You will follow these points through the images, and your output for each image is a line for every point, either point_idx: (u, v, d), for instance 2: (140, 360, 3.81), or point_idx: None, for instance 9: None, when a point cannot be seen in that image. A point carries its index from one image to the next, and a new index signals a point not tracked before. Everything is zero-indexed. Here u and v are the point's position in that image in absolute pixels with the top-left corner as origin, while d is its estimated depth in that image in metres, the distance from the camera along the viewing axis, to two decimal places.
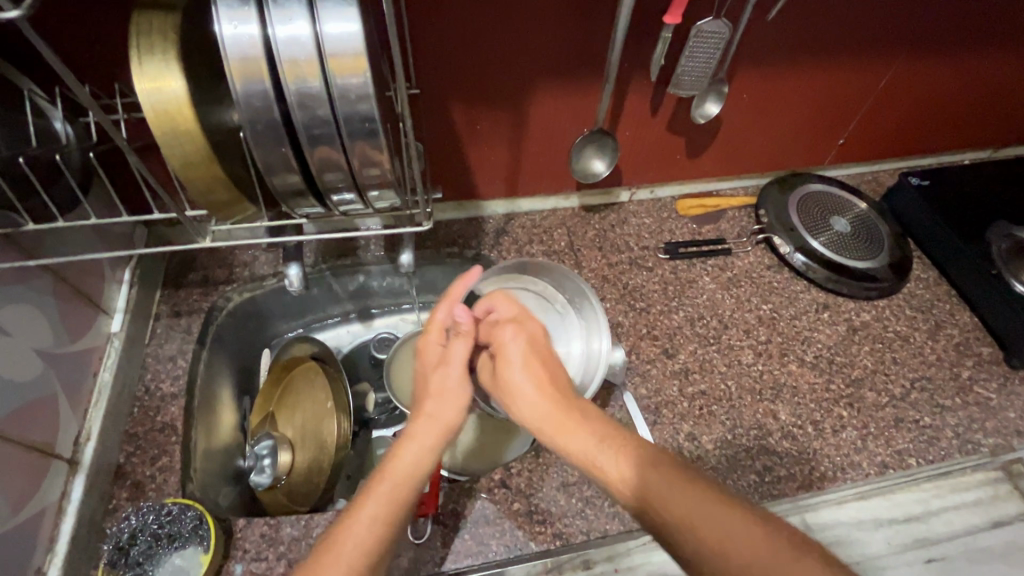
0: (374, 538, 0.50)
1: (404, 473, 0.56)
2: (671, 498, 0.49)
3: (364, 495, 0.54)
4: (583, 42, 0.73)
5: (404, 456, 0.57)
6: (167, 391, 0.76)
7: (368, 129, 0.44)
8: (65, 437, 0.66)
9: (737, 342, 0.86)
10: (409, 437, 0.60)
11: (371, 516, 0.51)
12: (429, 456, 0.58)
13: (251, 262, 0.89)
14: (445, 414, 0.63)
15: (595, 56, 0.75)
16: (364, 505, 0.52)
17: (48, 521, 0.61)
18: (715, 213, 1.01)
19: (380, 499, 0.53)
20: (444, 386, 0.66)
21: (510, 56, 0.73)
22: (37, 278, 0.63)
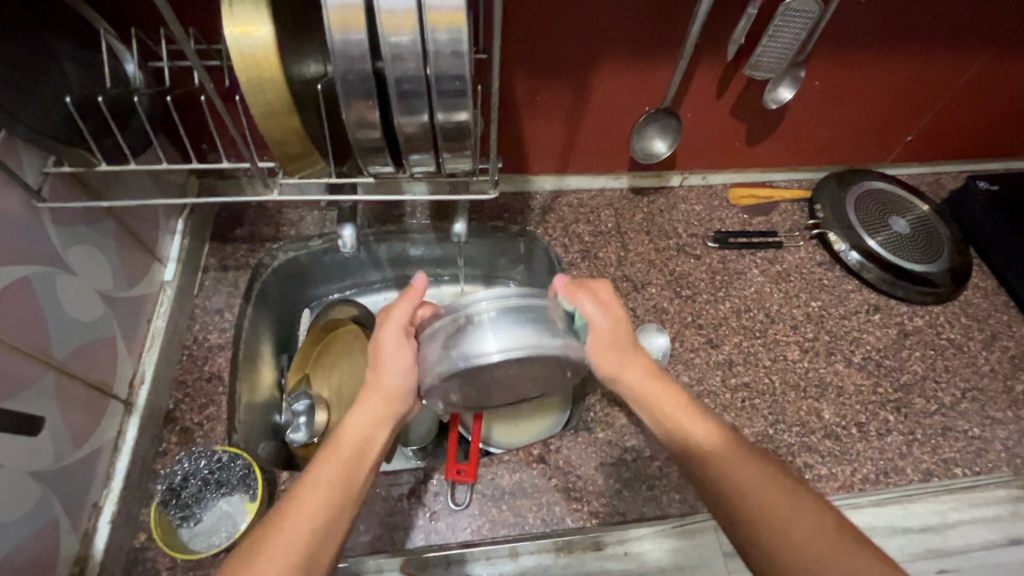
0: (324, 509, 0.50)
1: (353, 441, 0.55)
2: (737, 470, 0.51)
3: (310, 472, 0.53)
4: (660, 17, 0.70)
5: (352, 427, 0.56)
6: (214, 342, 0.77)
7: (459, 87, 0.43)
8: (122, 378, 0.67)
9: (784, 338, 0.85)
10: (352, 412, 0.57)
11: (320, 495, 0.51)
12: (373, 424, 0.57)
13: (298, 222, 0.89)
14: (398, 388, 0.59)
15: (670, 32, 0.72)
16: (314, 479, 0.52)
17: (105, 459, 0.63)
18: (767, 205, 0.98)
19: (326, 478, 0.52)
20: (394, 364, 0.59)
21: (585, 26, 0.70)
22: (101, 218, 0.64)
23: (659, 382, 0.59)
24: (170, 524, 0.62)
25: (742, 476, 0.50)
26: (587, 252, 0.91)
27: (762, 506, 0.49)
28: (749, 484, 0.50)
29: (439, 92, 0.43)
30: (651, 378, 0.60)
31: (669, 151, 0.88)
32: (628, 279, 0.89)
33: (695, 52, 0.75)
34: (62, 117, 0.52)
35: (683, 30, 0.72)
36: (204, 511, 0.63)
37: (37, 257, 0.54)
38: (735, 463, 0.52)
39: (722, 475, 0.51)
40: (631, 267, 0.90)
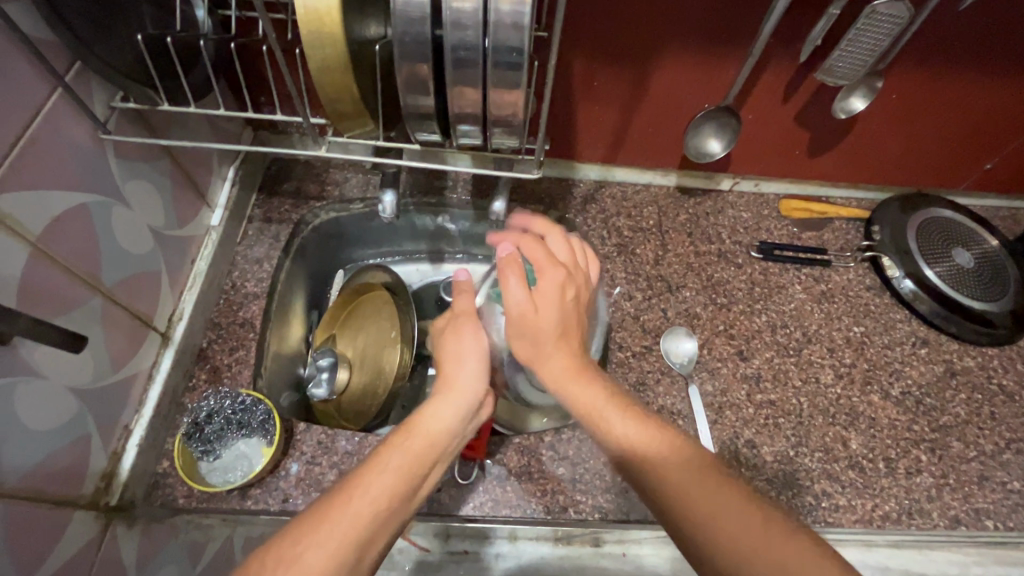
0: (394, 498, 0.45)
1: (434, 431, 0.52)
2: (681, 478, 0.44)
3: (388, 451, 0.49)
4: (733, 11, 0.67)
5: (434, 414, 0.53)
6: (251, 290, 0.80)
7: (515, 59, 0.42)
8: (163, 312, 0.70)
9: (819, 360, 0.81)
10: (437, 401, 0.54)
11: (390, 483, 0.46)
12: (452, 426, 0.53)
13: (342, 183, 0.91)
14: (473, 382, 0.57)
15: (741, 27, 0.69)
16: (389, 463, 0.47)
17: (139, 386, 0.66)
18: (820, 221, 0.94)
19: (401, 466, 0.48)
20: (459, 352, 0.58)
21: (654, 12, 0.67)
22: (158, 157, 0.66)
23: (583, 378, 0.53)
24: (192, 456, 0.65)
25: (686, 479, 0.44)
26: (624, 247, 0.89)
27: (718, 529, 0.41)
28: (693, 506, 0.43)
29: (494, 62, 0.42)
30: (572, 375, 0.53)
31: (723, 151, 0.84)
32: (662, 279, 0.87)
33: (766, 50, 0.71)
34: (132, 55, 0.54)
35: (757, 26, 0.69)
36: (224, 448, 0.66)
37: (97, 187, 0.56)
38: (697, 483, 0.44)
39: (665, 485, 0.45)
40: (667, 267, 0.88)
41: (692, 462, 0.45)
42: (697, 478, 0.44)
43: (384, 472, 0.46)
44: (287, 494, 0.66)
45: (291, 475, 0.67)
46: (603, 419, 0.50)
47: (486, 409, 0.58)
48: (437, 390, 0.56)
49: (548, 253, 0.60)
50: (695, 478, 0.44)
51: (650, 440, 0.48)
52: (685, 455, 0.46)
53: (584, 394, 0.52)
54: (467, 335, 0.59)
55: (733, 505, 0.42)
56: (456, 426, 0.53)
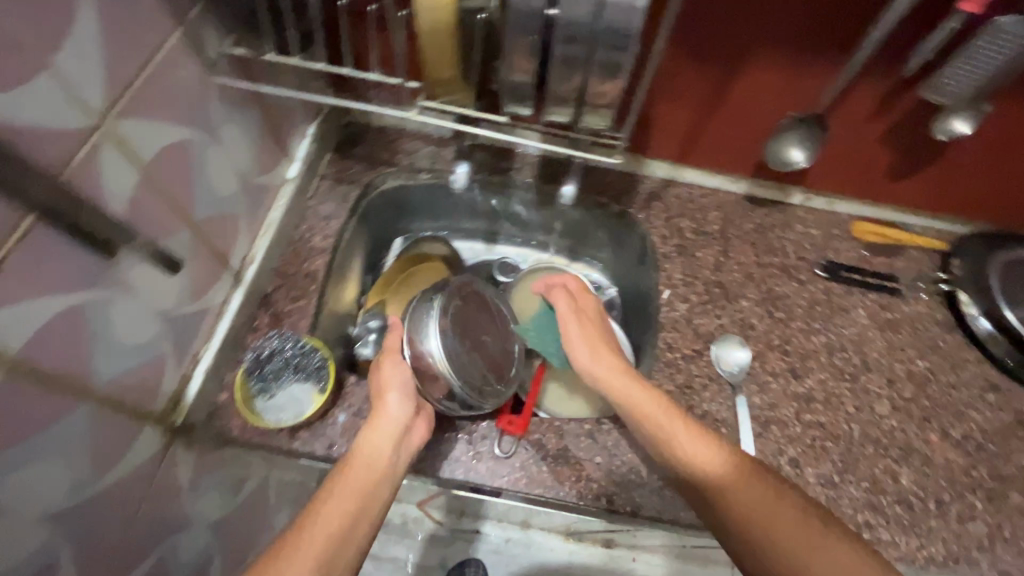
0: (346, 523, 0.52)
1: (372, 461, 0.58)
2: (744, 495, 0.56)
3: (332, 487, 0.54)
4: (841, 17, 0.64)
5: (370, 444, 0.59)
6: (316, 244, 0.83)
7: (626, 39, 0.42)
8: (238, 253, 0.73)
9: (877, 390, 0.78)
10: (371, 433, 0.60)
11: (340, 509, 0.52)
12: (389, 454, 0.59)
13: (413, 153, 0.92)
14: (403, 413, 0.63)
15: (844, 35, 0.67)
16: (333, 496, 0.53)
17: (209, 319, 0.69)
18: (895, 247, 0.90)
19: (347, 496, 0.54)
20: (386, 385, 0.64)
21: (755, 11, 0.66)
22: (253, 106, 0.69)
23: (667, 412, 0.63)
24: (249, 392, 0.69)
25: (755, 501, 0.55)
26: (684, 248, 0.88)
27: (784, 540, 0.52)
28: (752, 507, 0.55)
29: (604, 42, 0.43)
30: (621, 370, 0.68)
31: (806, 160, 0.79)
32: (720, 286, 0.85)
33: (867, 62, 0.68)
34: None
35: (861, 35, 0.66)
36: (279, 388, 0.70)
37: (198, 124, 0.59)
38: (772, 504, 0.55)
39: (731, 503, 0.56)
40: (726, 274, 0.86)
41: (751, 471, 0.57)
42: (767, 501, 0.55)
43: (337, 496, 0.53)
44: (332, 441, 0.69)
45: (337, 424, 0.70)
46: (684, 438, 0.61)
47: (420, 429, 0.64)
48: (369, 421, 0.62)
49: (592, 307, 0.79)
50: (761, 496, 0.55)
51: (709, 455, 0.59)
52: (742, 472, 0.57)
53: (645, 402, 0.64)
54: (393, 366, 0.64)
55: (783, 505, 0.55)
56: (392, 450, 0.60)
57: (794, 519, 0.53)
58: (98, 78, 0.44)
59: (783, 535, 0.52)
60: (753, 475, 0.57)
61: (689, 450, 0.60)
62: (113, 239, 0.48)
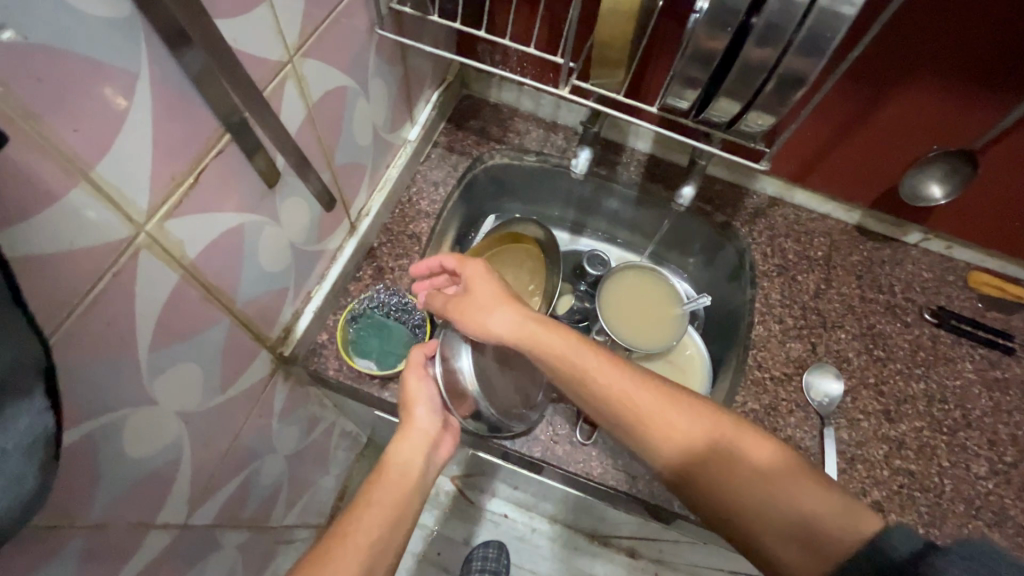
0: (382, 527, 0.55)
1: (404, 470, 0.61)
2: (716, 478, 0.52)
3: (365, 497, 0.57)
4: (1020, 59, 0.61)
5: (402, 452, 0.62)
6: (424, 208, 0.85)
7: (825, 42, 0.43)
8: (359, 204, 0.76)
9: (976, 449, 0.74)
10: (405, 439, 0.63)
11: (376, 514, 0.56)
12: (420, 461, 0.62)
13: (523, 133, 0.94)
14: (432, 426, 0.64)
15: (1019, 79, 0.63)
16: (367, 505, 0.56)
17: (325, 262, 0.72)
18: (1014, 304, 0.84)
19: (380, 505, 0.57)
20: (417, 397, 0.65)
21: (928, 39, 0.63)
22: (397, 66, 0.72)
23: (646, 391, 0.56)
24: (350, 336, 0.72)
25: (736, 484, 0.51)
26: (785, 269, 0.86)
27: (772, 525, 0.48)
28: (738, 489, 0.51)
29: (801, 45, 0.44)
30: (606, 364, 0.57)
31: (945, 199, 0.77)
32: (818, 314, 0.82)
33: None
34: None
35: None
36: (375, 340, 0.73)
37: (357, 75, 0.62)
38: (748, 486, 0.50)
39: (708, 486, 0.52)
40: (826, 303, 0.83)
41: (707, 438, 0.53)
42: (738, 482, 0.51)
43: (369, 509, 0.56)
44: None
45: None
46: (655, 416, 0.54)
47: (446, 444, 0.66)
48: (398, 432, 0.64)
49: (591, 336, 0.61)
50: (738, 483, 0.51)
51: (668, 425, 0.54)
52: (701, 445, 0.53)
53: (611, 384, 0.56)
54: (420, 383, 0.65)
55: (760, 480, 0.50)
56: (420, 465, 0.62)
57: (763, 481, 0.50)
58: (298, 15, 0.47)
59: (768, 512, 0.49)
60: (730, 446, 0.52)
61: (659, 441, 0.54)
62: (275, 168, 0.51)
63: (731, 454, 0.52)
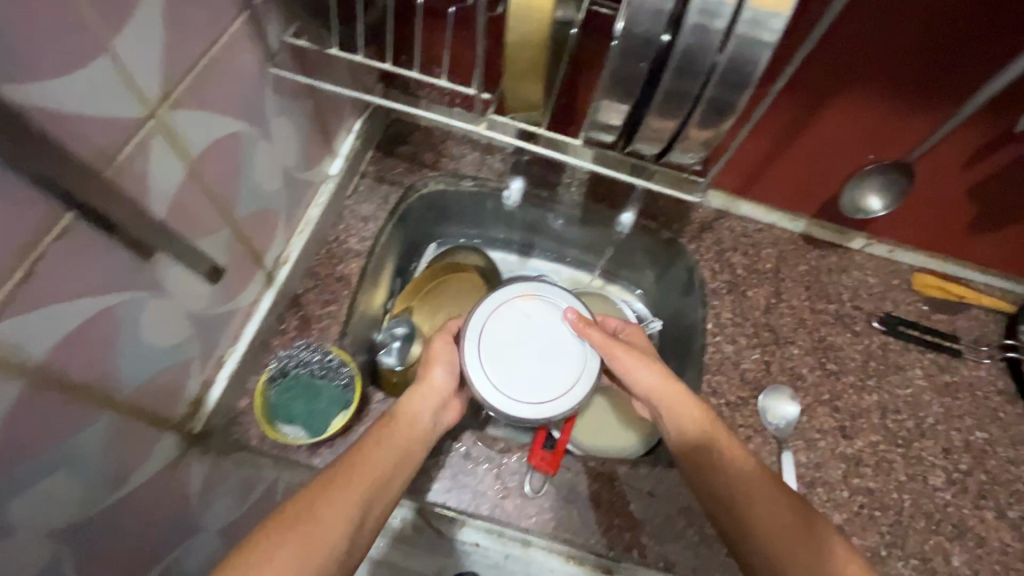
0: (378, 478, 0.52)
1: (412, 423, 0.58)
2: (723, 473, 0.56)
3: (363, 449, 0.54)
4: (948, 66, 0.60)
5: (416, 404, 0.59)
6: (353, 247, 0.79)
7: (745, 75, 0.40)
8: (273, 252, 0.69)
9: (931, 459, 0.73)
10: (417, 392, 0.60)
11: (377, 469, 0.53)
12: (428, 419, 0.59)
13: (459, 158, 0.89)
14: (446, 384, 0.62)
15: (954, 83, 0.62)
16: (371, 453, 0.54)
17: (239, 320, 0.65)
18: (957, 304, 0.84)
19: (384, 458, 0.54)
20: (436, 351, 0.63)
21: (857, 48, 0.61)
22: (305, 100, 0.65)
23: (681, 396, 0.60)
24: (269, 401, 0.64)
25: (736, 484, 0.55)
26: (734, 285, 0.83)
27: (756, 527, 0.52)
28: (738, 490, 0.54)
29: (723, 79, 0.40)
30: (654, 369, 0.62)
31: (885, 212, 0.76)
32: (771, 330, 0.80)
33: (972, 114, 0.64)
34: None
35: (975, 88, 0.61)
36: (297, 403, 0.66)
37: (252, 117, 0.55)
38: (749, 487, 0.54)
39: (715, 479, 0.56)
40: (778, 318, 0.81)
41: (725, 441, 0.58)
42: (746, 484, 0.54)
43: (375, 450, 0.54)
44: None
45: None
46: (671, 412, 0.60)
47: (453, 410, 0.63)
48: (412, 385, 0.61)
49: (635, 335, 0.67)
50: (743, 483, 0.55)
51: (697, 421, 0.59)
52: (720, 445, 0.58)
53: (657, 385, 0.61)
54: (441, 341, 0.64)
55: (757, 488, 0.54)
56: (427, 422, 0.59)
57: (760, 493, 0.54)
58: (155, 64, 0.41)
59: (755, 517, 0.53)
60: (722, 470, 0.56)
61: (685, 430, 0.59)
62: (148, 238, 0.44)
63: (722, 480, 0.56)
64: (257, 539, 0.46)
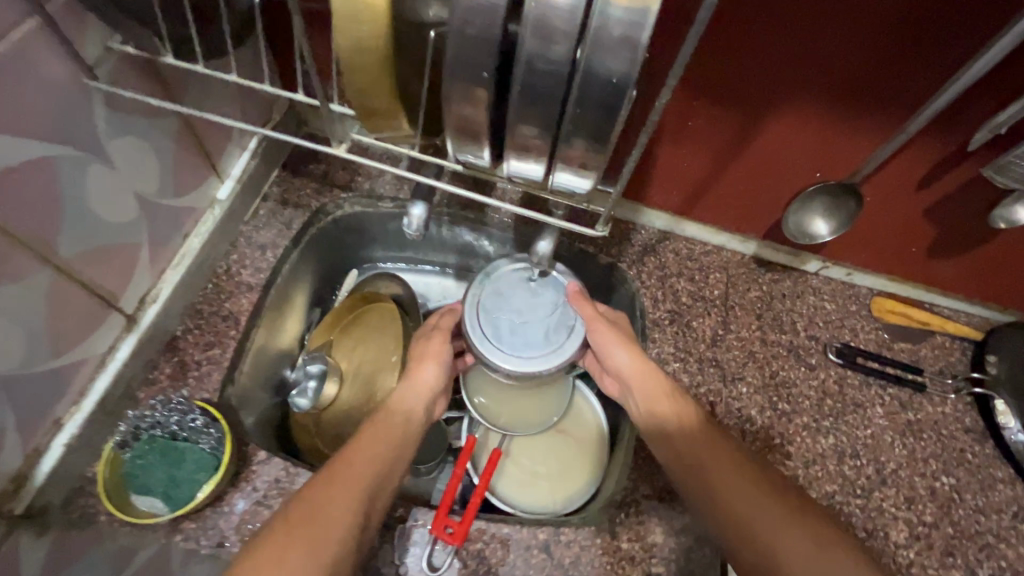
0: (372, 473, 0.55)
1: (402, 417, 0.62)
2: (721, 471, 0.55)
3: (356, 449, 0.57)
4: (892, 76, 0.53)
5: (406, 399, 0.64)
6: (245, 280, 0.69)
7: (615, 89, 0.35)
8: (134, 292, 0.60)
9: (893, 511, 0.66)
10: (409, 386, 0.65)
11: (369, 465, 0.56)
12: (416, 412, 0.64)
13: (376, 177, 0.77)
14: (433, 381, 0.66)
15: (898, 97, 0.55)
16: (362, 451, 0.57)
17: (84, 373, 0.56)
18: (920, 331, 0.77)
19: (377, 453, 0.57)
20: (425, 351, 0.67)
21: (791, 57, 0.54)
22: (163, 117, 0.56)
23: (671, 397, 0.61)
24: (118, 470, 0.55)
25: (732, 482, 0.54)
26: (677, 316, 0.75)
27: (755, 526, 0.52)
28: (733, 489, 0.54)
29: (581, 92, 0.36)
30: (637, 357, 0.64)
31: (831, 236, 0.70)
32: (717, 366, 0.72)
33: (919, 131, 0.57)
34: None
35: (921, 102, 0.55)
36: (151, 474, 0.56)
37: (74, 137, 0.47)
38: (746, 484, 0.54)
39: (708, 477, 0.55)
40: (725, 351, 0.73)
41: (716, 436, 0.58)
42: (742, 482, 0.54)
43: (368, 443, 0.58)
44: (223, 538, 0.55)
45: (234, 514, 0.57)
46: (637, 388, 0.63)
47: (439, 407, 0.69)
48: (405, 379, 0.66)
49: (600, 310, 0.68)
50: (742, 480, 0.55)
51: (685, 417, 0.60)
52: (706, 436, 0.58)
53: (642, 373, 0.63)
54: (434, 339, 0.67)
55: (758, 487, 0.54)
56: (423, 412, 0.65)
57: (759, 490, 0.54)
58: None
59: (754, 513, 0.52)
60: (702, 448, 0.57)
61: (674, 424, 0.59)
62: None
63: (704, 456, 0.57)
64: (273, 533, 0.49)
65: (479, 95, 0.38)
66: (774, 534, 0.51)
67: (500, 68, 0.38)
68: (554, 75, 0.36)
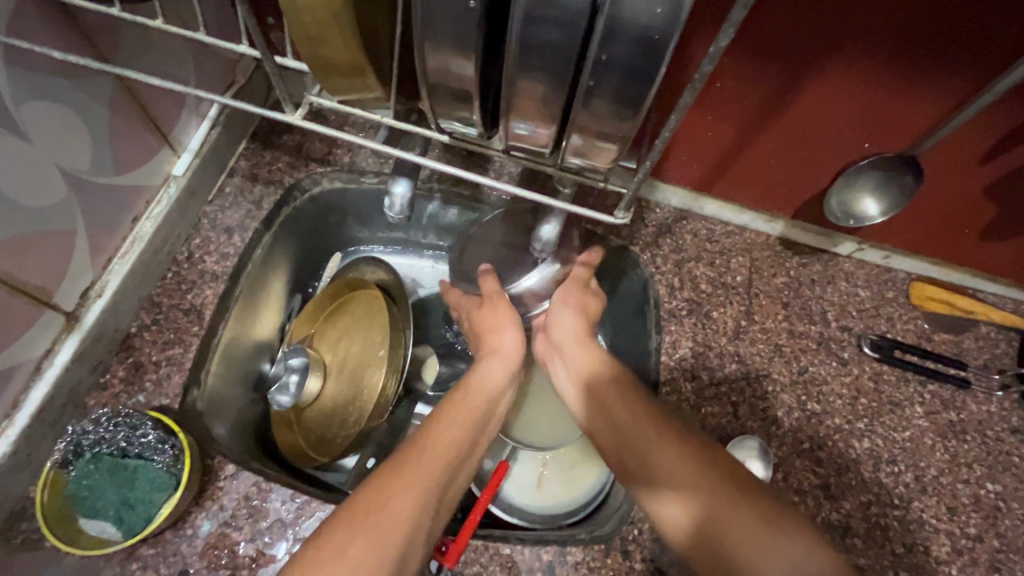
0: (452, 450, 0.47)
1: (486, 389, 0.54)
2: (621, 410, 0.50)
3: (436, 424, 0.49)
4: (977, 32, 0.44)
5: (490, 371, 0.55)
6: (209, 267, 0.60)
7: (651, 35, 0.26)
8: (71, 288, 0.54)
9: (934, 523, 0.60)
10: (492, 359, 0.56)
11: (450, 440, 0.47)
12: (501, 388, 0.55)
13: (356, 149, 0.66)
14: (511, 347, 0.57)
15: (979, 55, 0.46)
16: (439, 425, 0.48)
17: (18, 381, 0.51)
18: (965, 321, 0.69)
19: (461, 428, 0.49)
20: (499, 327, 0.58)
21: (856, 8, 0.45)
22: (89, 75, 0.49)
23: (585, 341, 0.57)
24: (56, 496, 0.49)
25: (635, 420, 0.49)
26: (697, 306, 0.67)
27: (661, 469, 0.46)
28: (636, 428, 0.49)
29: (607, 34, 0.27)
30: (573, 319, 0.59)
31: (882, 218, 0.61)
32: (740, 362, 0.65)
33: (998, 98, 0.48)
34: None
35: (1007, 61, 0.46)
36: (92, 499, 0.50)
37: None
38: (649, 421, 0.49)
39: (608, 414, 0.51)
40: (748, 345, 0.66)
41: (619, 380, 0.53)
42: (651, 420, 0.49)
43: (448, 428, 0.48)
44: (186, 564, 0.49)
45: (198, 537, 0.50)
46: (568, 356, 0.57)
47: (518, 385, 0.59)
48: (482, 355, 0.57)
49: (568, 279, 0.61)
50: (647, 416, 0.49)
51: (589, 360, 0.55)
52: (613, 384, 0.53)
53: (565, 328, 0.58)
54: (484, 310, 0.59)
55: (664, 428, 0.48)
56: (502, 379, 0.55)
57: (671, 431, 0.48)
58: None
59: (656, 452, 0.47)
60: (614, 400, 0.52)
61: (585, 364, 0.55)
62: None
63: (636, 430, 0.49)
64: (337, 517, 0.40)
65: (463, 43, 0.29)
66: (672, 472, 0.45)
67: (491, 9, 0.29)
68: (567, 8, 0.26)
